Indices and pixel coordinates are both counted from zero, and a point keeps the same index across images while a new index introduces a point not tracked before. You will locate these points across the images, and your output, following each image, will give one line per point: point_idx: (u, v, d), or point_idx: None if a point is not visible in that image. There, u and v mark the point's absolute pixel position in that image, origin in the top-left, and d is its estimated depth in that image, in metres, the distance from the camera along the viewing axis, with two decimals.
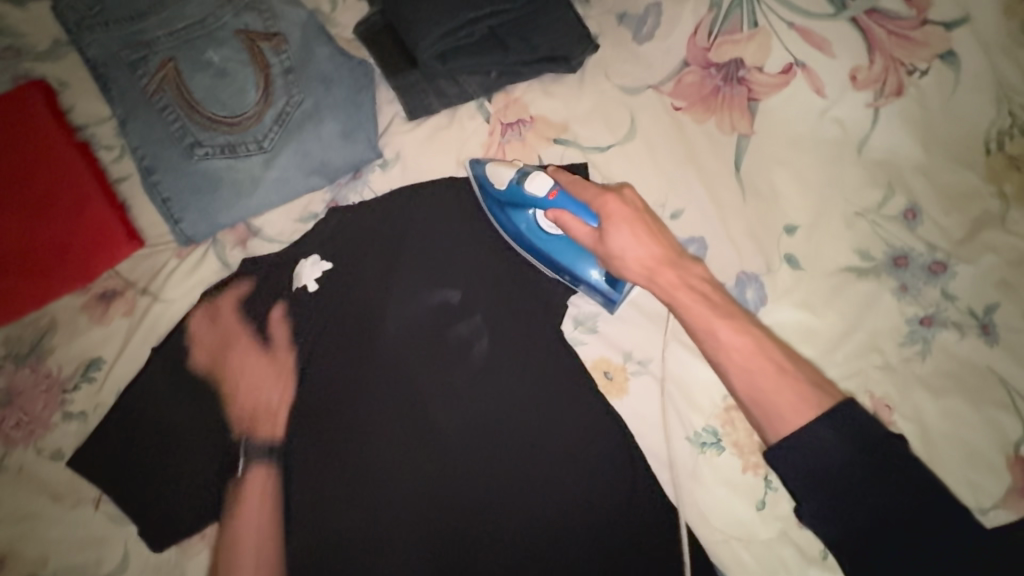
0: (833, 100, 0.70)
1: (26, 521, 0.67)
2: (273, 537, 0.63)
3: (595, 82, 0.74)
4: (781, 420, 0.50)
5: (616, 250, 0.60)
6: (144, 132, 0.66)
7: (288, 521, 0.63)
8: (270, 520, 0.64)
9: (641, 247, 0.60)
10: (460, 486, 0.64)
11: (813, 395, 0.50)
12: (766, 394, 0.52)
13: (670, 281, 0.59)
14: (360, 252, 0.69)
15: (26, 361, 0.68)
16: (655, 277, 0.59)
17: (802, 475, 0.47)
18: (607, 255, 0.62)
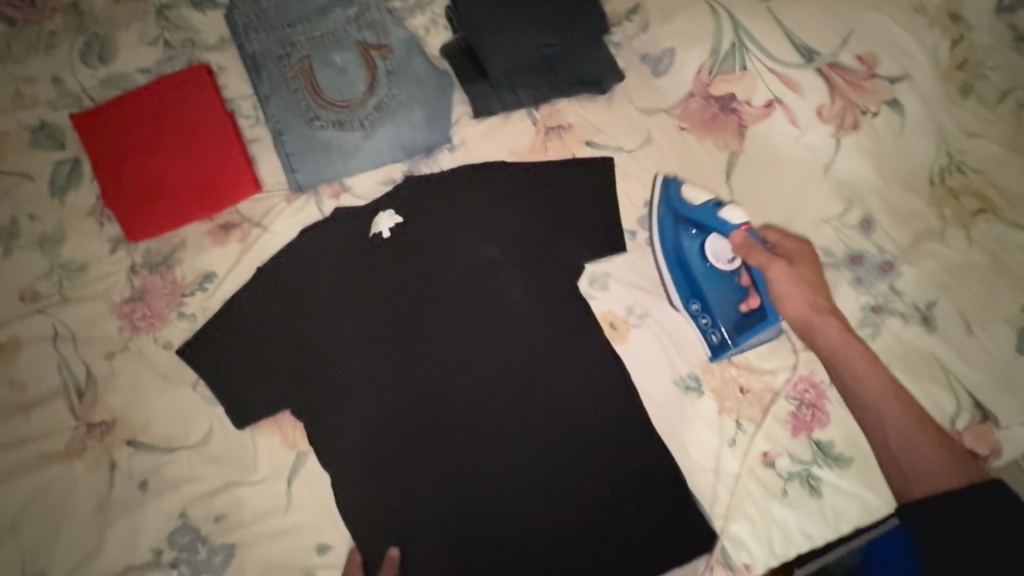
0: (804, 129, 0.89)
1: (138, 394, 0.83)
2: (356, 433, 0.81)
3: (620, 102, 0.95)
4: (929, 478, 0.62)
5: (780, 292, 0.77)
6: (281, 105, 0.88)
7: (368, 424, 0.81)
8: (353, 422, 0.81)
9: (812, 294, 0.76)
10: (501, 406, 0.83)
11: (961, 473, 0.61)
12: (922, 453, 0.64)
13: (830, 334, 0.73)
14: (426, 212, 0.88)
15: (158, 269, 0.87)
16: (814, 322, 0.75)
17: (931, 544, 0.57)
18: (777, 290, 0.78)
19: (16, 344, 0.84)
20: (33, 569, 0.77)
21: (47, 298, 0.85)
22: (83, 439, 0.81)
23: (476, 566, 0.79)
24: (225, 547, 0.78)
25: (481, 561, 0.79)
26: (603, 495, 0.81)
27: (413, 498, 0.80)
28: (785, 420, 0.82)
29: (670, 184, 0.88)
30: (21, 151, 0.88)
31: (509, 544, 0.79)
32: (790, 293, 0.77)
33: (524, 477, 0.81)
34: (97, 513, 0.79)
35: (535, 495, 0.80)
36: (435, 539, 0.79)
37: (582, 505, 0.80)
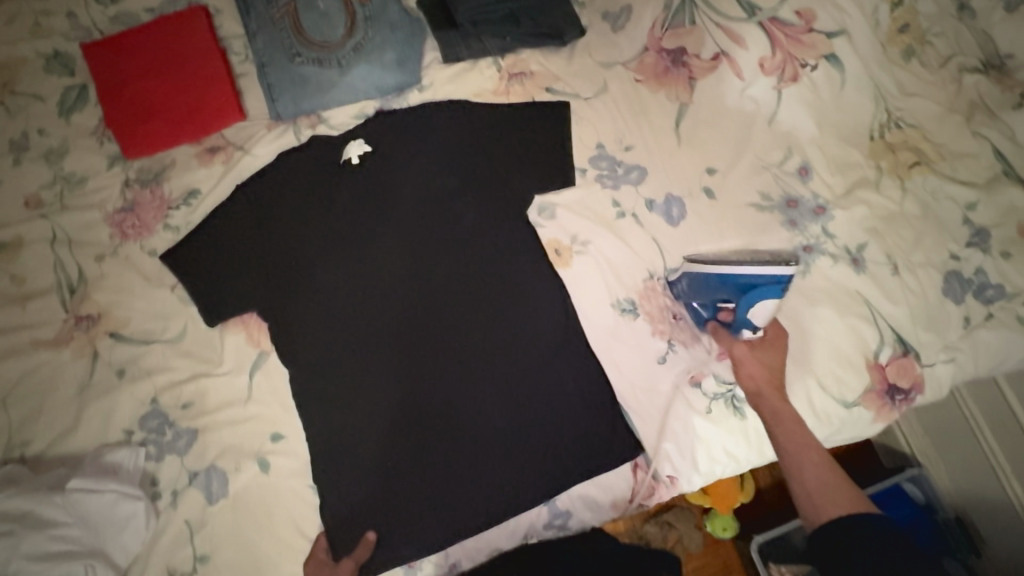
0: (748, 82, 0.96)
1: (122, 293, 0.91)
2: (338, 406, 0.86)
3: (580, 54, 1.03)
4: (833, 508, 0.68)
5: (744, 370, 0.83)
6: (267, 42, 0.97)
7: (349, 398, 0.87)
8: (335, 395, 0.87)
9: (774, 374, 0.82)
10: (470, 386, 0.87)
11: (860, 502, 0.68)
12: (828, 491, 0.70)
13: (771, 401, 0.80)
14: (394, 144, 0.96)
15: (149, 184, 0.96)
16: (758, 396, 0.81)
17: (834, 532, 0.66)
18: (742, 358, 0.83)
19: (18, 243, 0.93)
20: (18, 440, 0.85)
21: (49, 205, 0.94)
22: (71, 329, 0.90)
23: (431, 496, 0.83)
24: (189, 431, 0.86)
25: (423, 469, 0.84)
26: (546, 421, 0.85)
27: (385, 471, 0.84)
28: (713, 346, 0.88)
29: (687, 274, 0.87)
30: (35, 74, 0.98)
31: (451, 453, 0.84)
32: (753, 369, 0.82)
33: (468, 388, 0.86)
34: (78, 395, 0.87)
35: (477, 406, 0.86)
36: (405, 514, 0.82)
37: (531, 446, 0.84)
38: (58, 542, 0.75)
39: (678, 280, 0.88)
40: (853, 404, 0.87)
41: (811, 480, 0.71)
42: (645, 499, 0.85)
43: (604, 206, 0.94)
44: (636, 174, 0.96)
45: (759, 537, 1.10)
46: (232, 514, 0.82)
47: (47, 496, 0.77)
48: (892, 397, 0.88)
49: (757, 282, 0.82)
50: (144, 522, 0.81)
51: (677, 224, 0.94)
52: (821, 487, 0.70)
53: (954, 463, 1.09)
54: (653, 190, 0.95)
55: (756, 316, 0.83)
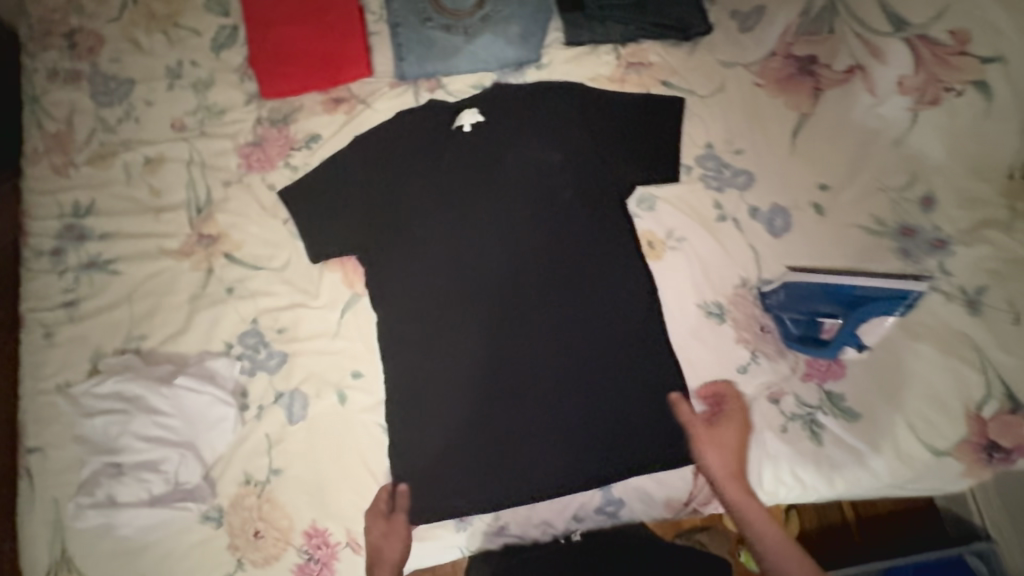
0: (880, 99, 0.92)
1: (240, 218, 1.00)
2: (415, 358, 0.90)
3: (703, 51, 1.01)
4: None
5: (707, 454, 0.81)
6: (403, 4, 1.02)
7: (427, 351, 0.90)
8: (415, 347, 0.90)
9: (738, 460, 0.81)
10: (543, 362, 0.88)
11: None
12: None
13: (737, 492, 0.80)
14: (504, 118, 0.99)
15: (277, 124, 1.03)
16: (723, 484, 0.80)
17: None
18: (708, 440, 0.81)
19: (160, 160, 1.03)
20: (136, 333, 0.94)
21: (191, 130, 1.04)
22: (193, 244, 0.99)
23: (490, 462, 0.85)
24: (281, 353, 0.92)
25: (491, 437, 0.86)
26: (612, 410, 0.85)
27: (451, 431, 0.86)
28: (799, 364, 0.85)
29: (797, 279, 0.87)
30: (195, 11, 1.08)
31: (518, 426, 0.86)
32: (717, 454, 0.81)
33: (544, 366, 0.88)
34: (189, 303, 0.96)
35: (550, 384, 0.87)
36: (464, 475, 0.85)
37: (595, 431, 0.85)
38: (159, 428, 0.85)
39: (774, 291, 0.86)
40: (942, 454, 0.80)
41: None
42: (700, 504, 0.84)
43: (705, 207, 0.92)
44: (743, 179, 0.94)
45: None
46: (307, 437, 0.88)
47: (157, 387, 0.86)
48: (990, 454, 0.79)
49: (876, 296, 0.83)
50: (232, 427, 0.88)
51: (778, 236, 0.91)
52: None
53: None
54: (759, 198, 0.92)
55: (865, 333, 0.84)
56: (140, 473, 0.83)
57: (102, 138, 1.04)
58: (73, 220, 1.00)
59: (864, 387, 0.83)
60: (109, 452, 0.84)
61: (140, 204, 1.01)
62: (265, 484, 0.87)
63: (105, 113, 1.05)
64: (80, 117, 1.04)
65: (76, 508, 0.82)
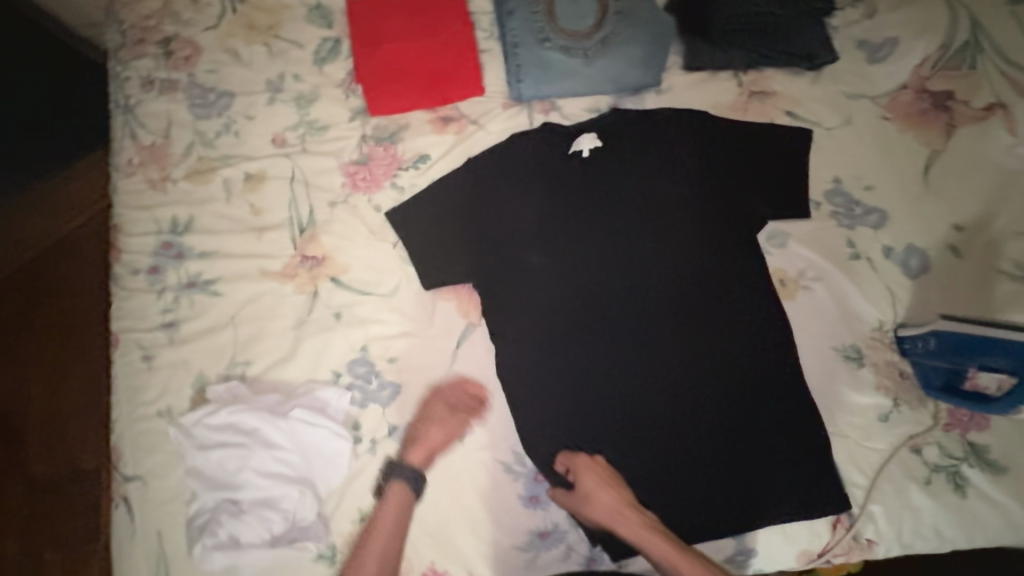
0: (1021, 139, 0.89)
1: (347, 240, 0.96)
2: (536, 397, 0.86)
3: (826, 80, 0.98)
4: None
5: (587, 500, 0.80)
6: (520, 22, 0.99)
7: (548, 390, 0.86)
8: (535, 384, 0.86)
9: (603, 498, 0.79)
10: (670, 405, 0.83)
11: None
12: None
13: (627, 522, 0.78)
14: (623, 141, 0.94)
15: (383, 142, 1.00)
16: (617, 519, 0.79)
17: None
18: (582, 502, 0.80)
19: (262, 176, 0.99)
20: (241, 358, 0.91)
21: (292, 146, 1.00)
22: (297, 265, 0.96)
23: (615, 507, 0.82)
24: (394, 385, 0.89)
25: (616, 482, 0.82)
26: (746, 458, 0.81)
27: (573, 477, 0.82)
28: (941, 414, 0.82)
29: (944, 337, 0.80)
30: (298, 23, 1.05)
31: (647, 469, 0.83)
32: (591, 497, 0.80)
33: (672, 407, 0.84)
34: (295, 328, 0.92)
35: (680, 427, 0.83)
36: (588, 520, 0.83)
37: (728, 478, 0.81)
38: (278, 463, 0.82)
39: (918, 338, 0.82)
40: None
41: None
42: (837, 558, 0.80)
43: (838, 245, 0.89)
44: (874, 217, 0.91)
45: None
46: (424, 473, 0.85)
47: (274, 419, 0.83)
48: None
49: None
50: (346, 461, 0.84)
51: (915, 277, 0.88)
52: None
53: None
54: (893, 236, 0.90)
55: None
56: (261, 511, 0.79)
57: (200, 152, 1.00)
58: (171, 237, 0.96)
59: (1011, 439, 0.80)
60: (228, 488, 0.80)
61: (240, 222, 0.97)
62: None
63: (203, 126, 1.01)
64: (177, 130, 1.01)
65: (201, 551, 0.78)
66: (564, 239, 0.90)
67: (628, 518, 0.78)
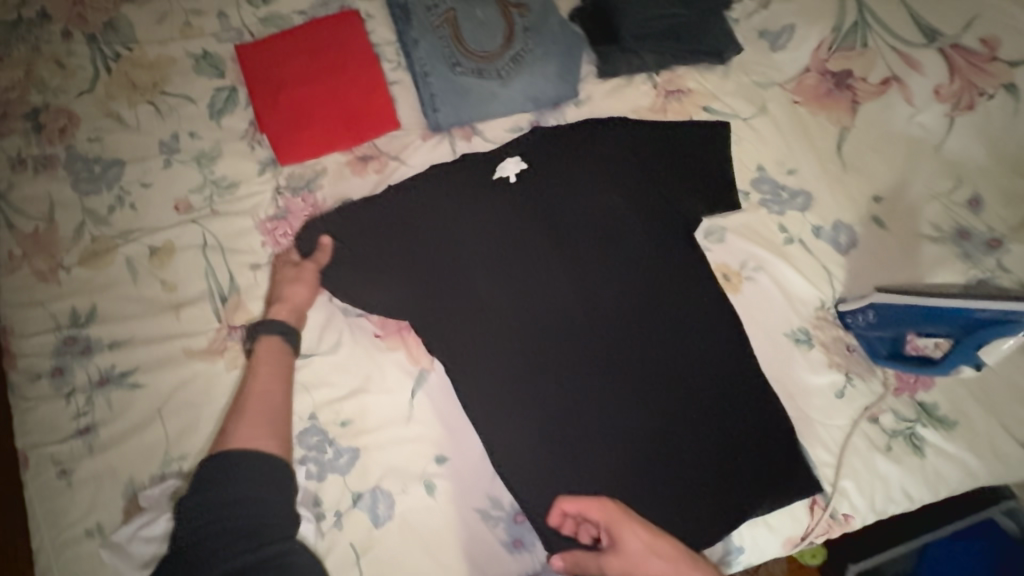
0: (919, 108, 0.94)
1: None
2: (500, 438, 0.81)
3: (736, 72, 1.00)
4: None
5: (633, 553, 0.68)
6: (426, 48, 0.95)
7: (513, 428, 0.81)
8: (499, 424, 0.81)
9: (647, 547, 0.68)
10: (640, 419, 0.81)
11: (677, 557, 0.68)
12: None
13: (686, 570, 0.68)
14: (551, 158, 0.91)
15: (300, 192, 0.93)
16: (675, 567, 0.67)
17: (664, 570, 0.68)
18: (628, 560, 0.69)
19: (169, 248, 0.90)
20: (176, 454, 0.82)
21: (199, 210, 0.92)
22: (225, 339, 0.87)
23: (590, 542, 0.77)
24: (351, 449, 0.83)
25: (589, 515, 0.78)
26: (722, 461, 0.80)
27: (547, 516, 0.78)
28: (890, 380, 0.85)
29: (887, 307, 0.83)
30: (185, 76, 0.96)
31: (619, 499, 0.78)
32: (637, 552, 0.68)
33: (641, 421, 0.81)
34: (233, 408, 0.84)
35: (652, 439, 0.81)
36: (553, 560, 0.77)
37: (708, 485, 0.79)
38: None
39: (858, 312, 0.85)
40: None
41: None
42: (818, 538, 0.82)
43: (772, 231, 0.91)
44: (801, 199, 0.93)
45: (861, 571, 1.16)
46: (399, 537, 0.79)
47: None
48: None
49: (1000, 319, 0.78)
50: (312, 543, 0.78)
51: (846, 252, 0.91)
52: None
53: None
54: (821, 216, 0.92)
55: (985, 352, 0.81)
56: None
57: (93, 232, 0.90)
58: (73, 331, 0.86)
59: (956, 393, 0.84)
60: None
61: (153, 302, 0.88)
62: None
63: (93, 202, 0.91)
64: (63, 211, 0.90)
65: None
66: (507, 265, 0.86)
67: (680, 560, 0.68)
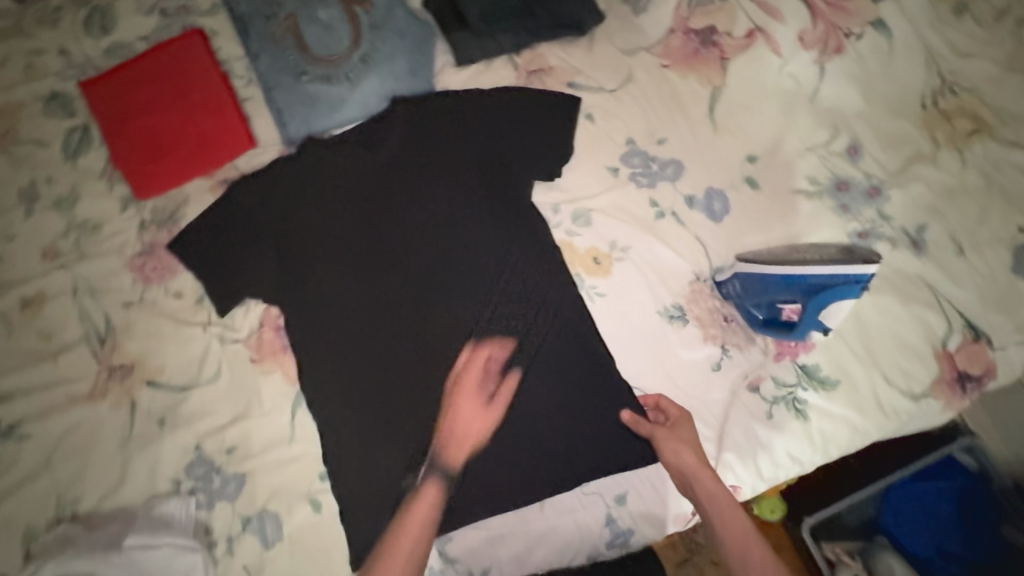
0: (787, 57, 0.89)
1: (152, 339, 0.89)
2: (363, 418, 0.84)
3: (600, 43, 0.97)
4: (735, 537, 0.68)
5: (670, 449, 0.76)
6: (271, 61, 0.93)
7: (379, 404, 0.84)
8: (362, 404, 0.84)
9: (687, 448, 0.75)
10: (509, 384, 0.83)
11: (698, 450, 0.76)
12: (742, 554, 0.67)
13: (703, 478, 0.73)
14: (422, 135, 0.91)
15: (165, 224, 0.92)
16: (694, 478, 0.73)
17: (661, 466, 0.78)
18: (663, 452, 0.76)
19: (41, 298, 0.90)
20: (69, 498, 0.84)
21: (66, 255, 0.92)
22: (106, 381, 0.88)
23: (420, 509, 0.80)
24: (237, 476, 0.84)
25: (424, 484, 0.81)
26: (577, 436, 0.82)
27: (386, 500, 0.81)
28: (769, 347, 0.84)
29: (749, 279, 0.82)
30: (35, 119, 0.95)
31: (451, 485, 0.81)
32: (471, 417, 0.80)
33: (510, 387, 0.83)
34: (121, 448, 0.86)
35: (517, 410, 0.82)
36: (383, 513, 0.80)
37: (567, 456, 0.81)
38: None
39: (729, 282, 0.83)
40: (923, 397, 0.83)
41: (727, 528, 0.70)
42: None
43: (642, 207, 0.89)
44: (672, 169, 0.90)
45: (811, 518, 1.07)
46: (292, 557, 0.81)
47: (107, 556, 0.77)
48: (964, 385, 0.82)
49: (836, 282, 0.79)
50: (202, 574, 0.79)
51: (721, 219, 0.88)
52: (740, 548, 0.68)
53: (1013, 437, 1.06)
54: (694, 183, 0.89)
55: (828, 316, 0.81)
56: None
57: None
58: None
59: (837, 351, 0.83)
60: None
61: (29, 352, 0.89)
62: None
63: None
64: None
65: None
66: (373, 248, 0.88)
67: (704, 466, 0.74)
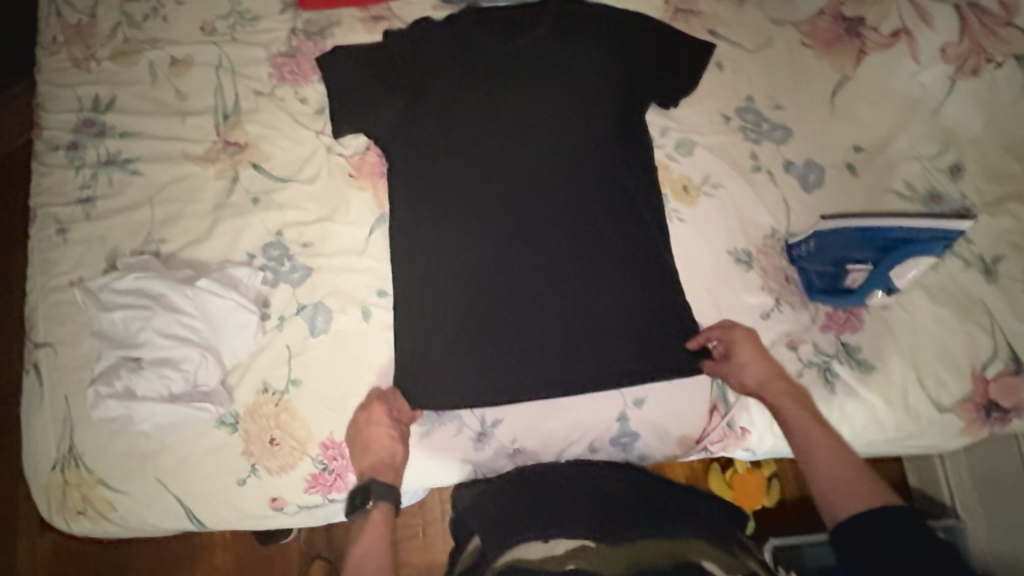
0: (923, 66, 0.94)
1: (267, 129, 0.97)
2: (435, 280, 0.88)
3: (750, 4, 1.01)
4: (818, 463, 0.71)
5: (742, 365, 0.82)
6: None
7: (455, 273, 0.88)
8: (440, 267, 0.88)
9: (761, 369, 0.81)
10: (574, 288, 0.87)
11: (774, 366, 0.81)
12: (834, 479, 0.69)
13: (780, 390, 0.79)
14: (566, 37, 0.93)
15: (313, 37, 1.00)
16: (768, 386, 0.80)
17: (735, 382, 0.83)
18: (736, 368, 0.83)
19: (188, 62, 0.99)
20: (156, 236, 0.92)
21: (221, 35, 1.01)
22: (218, 151, 0.96)
23: (467, 374, 0.84)
24: (305, 268, 0.91)
25: (477, 356, 0.85)
26: (618, 348, 0.85)
27: (438, 352, 0.85)
28: (818, 316, 0.88)
29: (825, 234, 0.86)
30: None
31: (497, 357, 0.85)
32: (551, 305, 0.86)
33: (572, 290, 0.87)
34: (213, 210, 0.93)
35: (571, 311, 0.86)
36: (439, 372, 0.84)
37: (604, 361, 0.85)
38: (180, 327, 0.84)
39: (803, 242, 0.88)
40: (949, 410, 0.85)
41: (813, 447, 0.73)
42: (714, 445, 0.87)
43: (743, 156, 0.94)
44: (781, 133, 0.95)
45: (776, 539, 1.04)
46: (331, 352, 0.88)
47: (180, 286, 0.85)
48: (989, 413, 0.85)
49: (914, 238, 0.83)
50: (253, 334, 0.87)
51: (811, 192, 0.93)
52: (822, 453, 0.71)
53: (999, 526, 1.02)
54: (797, 151, 0.94)
55: (896, 276, 0.85)
56: (160, 368, 0.82)
57: (127, 34, 1.00)
58: (92, 115, 0.96)
59: (882, 341, 0.86)
60: (128, 346, 0.83)
61: (164, 105, 0.98)
62: (283, 394, 0.86)
63: (131, 8, 1.01)
64: (105, 11, 1.00)
65: (94, 397, 0.81)
66: (490, 131, 0.91)
67: (781, 381, 0.80)
